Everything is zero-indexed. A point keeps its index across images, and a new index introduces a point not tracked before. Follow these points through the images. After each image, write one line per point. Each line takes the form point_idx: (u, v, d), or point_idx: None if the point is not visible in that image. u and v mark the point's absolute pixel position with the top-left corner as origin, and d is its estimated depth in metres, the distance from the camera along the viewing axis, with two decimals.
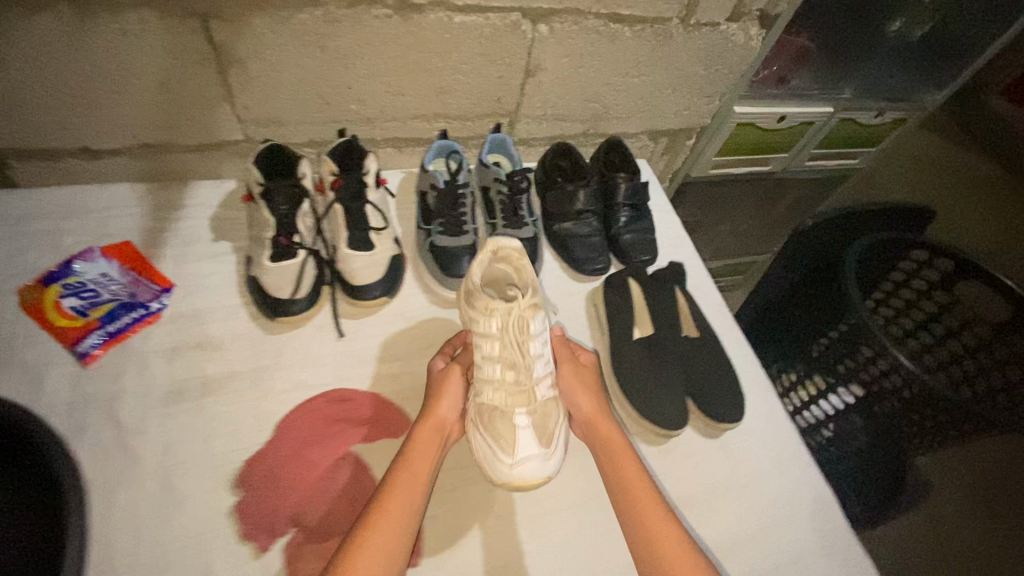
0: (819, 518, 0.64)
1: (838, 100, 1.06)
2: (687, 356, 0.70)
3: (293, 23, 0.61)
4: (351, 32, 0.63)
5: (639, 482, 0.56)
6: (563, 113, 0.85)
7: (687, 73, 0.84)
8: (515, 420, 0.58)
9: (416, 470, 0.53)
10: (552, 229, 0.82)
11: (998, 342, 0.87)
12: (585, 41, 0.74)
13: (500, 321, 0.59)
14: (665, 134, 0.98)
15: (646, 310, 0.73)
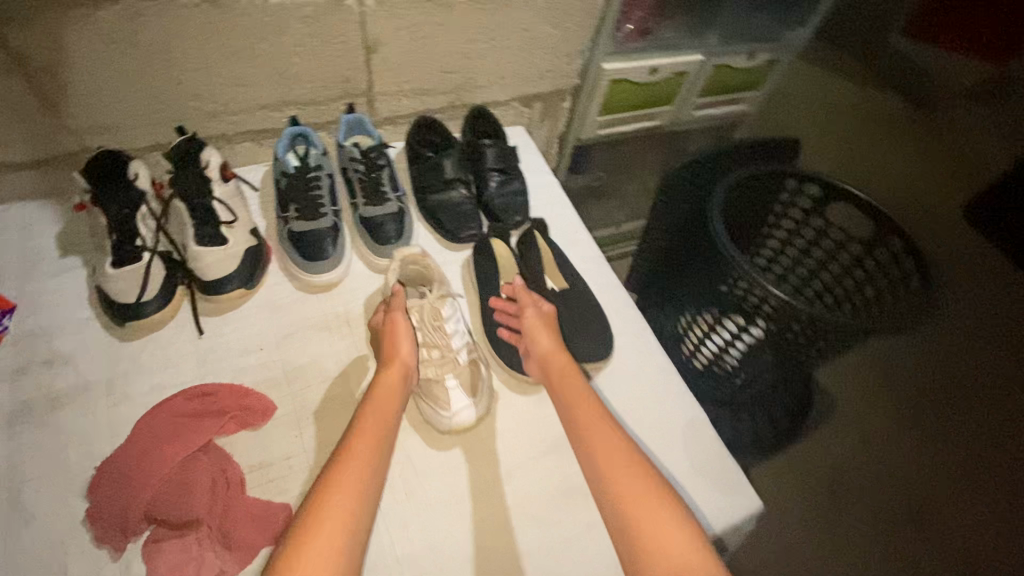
0: (691, 441, 0.67)
1: (705, 48, 1.09)
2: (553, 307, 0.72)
3: (97, 23, 0.60)
4: (162, 25, 0.63)
5: (599, 419, 0.57)
6: (421, 87, 0.85)
7: (538, 34, 0.86)
8: (446, 383, 0.60)
9: (368, 441, 0.52)
10: (423, 202, 0.82)
11: (867, 255, 0.92)
12: (421, 11, 0.74)
13: (419, 316, 0.63)
14: (538, 99, 1.00)
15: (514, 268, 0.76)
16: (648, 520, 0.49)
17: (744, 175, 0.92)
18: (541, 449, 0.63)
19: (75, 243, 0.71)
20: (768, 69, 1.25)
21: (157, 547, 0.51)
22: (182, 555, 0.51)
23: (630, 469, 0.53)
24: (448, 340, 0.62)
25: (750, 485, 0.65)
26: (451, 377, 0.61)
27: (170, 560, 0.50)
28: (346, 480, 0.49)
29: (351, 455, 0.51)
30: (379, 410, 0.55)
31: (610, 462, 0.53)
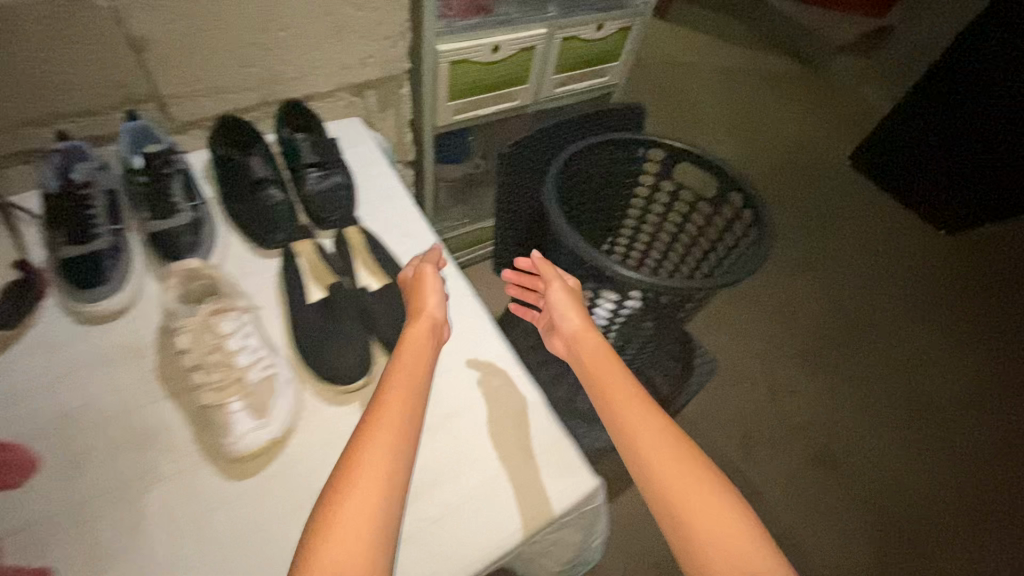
0: (521, 426, 0.64)
1: (546, 21, 1.07)
2: (369, 306, 0.66)
3: None
4: None
5: (623, 389, 0.62)
6: (219, 85, 0.78)
7: (343, 19, 0.81)
8: (229, 407, 0.55)
9: (401, 399, 0.52)
10: (231, 209, 0.75)
11: (715, 213, 0.92)
12: (190, 3, 0.68)
13: (191, 335, 0.56)
14: (369, 88, 0.94)
15: (325, 268, 0.69)
16: (677, 479, 0.54)
17: (584, 147, 0.89)
18: None
19: None
20: (623, 38, 1.24)
21: None
22: None
23: (663, 432, 0.57)
24: (230, 359, 0.57)
25: (585, 460, 0.63)
26: (234, 401, 0.55)
27: None
28: (380, 441, 0.48)
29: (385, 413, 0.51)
30: (408, 365, 0.56)
31: (641, 432, 0.57)
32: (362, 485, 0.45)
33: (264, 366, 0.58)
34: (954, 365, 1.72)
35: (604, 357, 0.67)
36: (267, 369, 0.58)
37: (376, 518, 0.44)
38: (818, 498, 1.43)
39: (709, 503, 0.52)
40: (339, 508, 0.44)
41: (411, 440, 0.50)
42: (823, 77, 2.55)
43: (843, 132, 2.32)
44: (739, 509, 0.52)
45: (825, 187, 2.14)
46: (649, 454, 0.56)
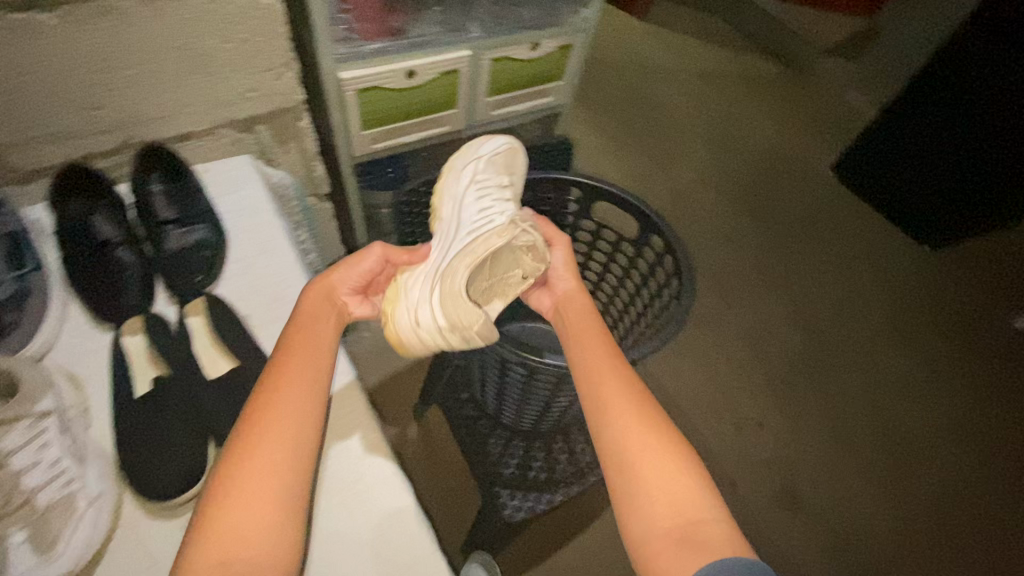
0: (385, 527, 0.59)
1: (469, 42, 0.97)
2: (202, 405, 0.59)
3: None
4: None
5: (598, 353, 0.64)
6: (63, 130, 0.69)
7: (210, 50, 0.71)
8: (10, 539, 0.47)
9: (308, 359, 0.56)
10: (75, 270, 0.65)
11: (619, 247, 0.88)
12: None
13: None
14: (261, 124, 0.85)
15: (155, 356, 0.62)
16: (629, 427, 0.57)
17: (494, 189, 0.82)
18: None
19: None
20: (563, 55, 1.13)
21: None
22: None
23: (625, 388, 0.60)
24: None
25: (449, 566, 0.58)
26: (19, 530, 0.47)
27: None
28: (285, 411, 0.51)
29: (292, 365, 0.55)
30: (306, 318, 0.60)
31: (605, 383, 0.60)
32: (258, 462, 0.48)
33: (97, 474, 0.54)
34: (932, 391, 1.60)
35: (584, 315, 0.69)
36: (102, 480, 0.54)
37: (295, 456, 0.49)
38: (778, 547, 1.33)
39: (660, 456, 0.54)
40: (236, 491, 0.46)
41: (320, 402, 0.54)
42: (809, 78, 2.32)
43: (829, 140, 2.15)
44: (696, 467, 0.55)
45: (804, 197, 2.00)
46: (617, 430, 0.57)
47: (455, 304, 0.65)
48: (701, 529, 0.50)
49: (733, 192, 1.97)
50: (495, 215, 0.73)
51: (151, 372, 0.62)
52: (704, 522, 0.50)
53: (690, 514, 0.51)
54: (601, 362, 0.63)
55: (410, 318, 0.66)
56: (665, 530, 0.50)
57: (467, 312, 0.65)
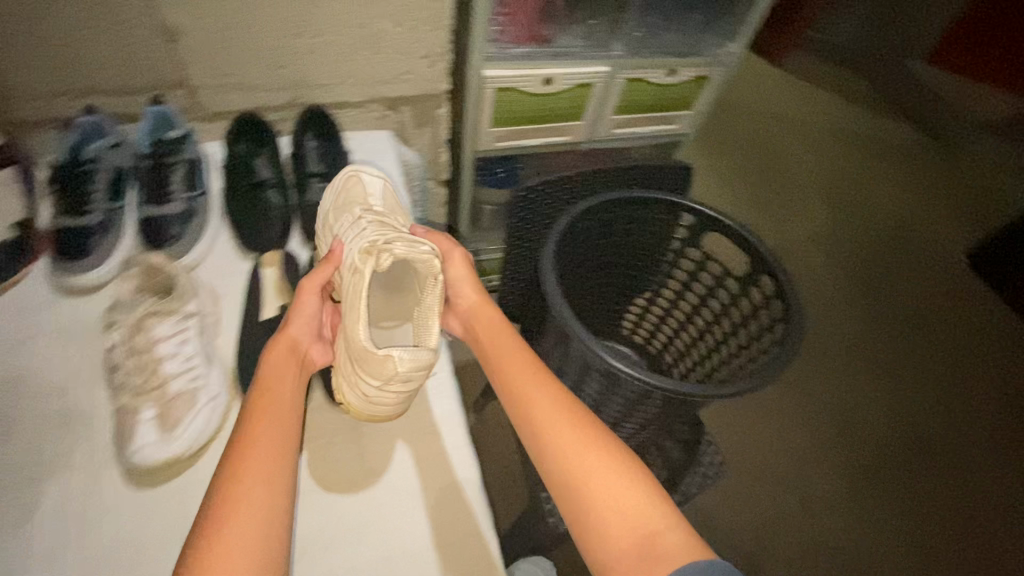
0: (446, 497, 0.59)
1: (611, 60, 1.00)
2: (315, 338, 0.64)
3: None
4: None
5: (522, 369, 0.60)
6: (248, 82, 0.79)
7: (379, 31, 0.78)
8: (142, 414, 0.54)
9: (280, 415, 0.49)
10: (233, 201, 0.74)
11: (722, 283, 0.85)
12: None
13: (127, 334, 0.57)
14: (406, 104, 0.92)
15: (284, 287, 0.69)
16: (568, 443, 0.53)
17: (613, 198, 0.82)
18: None
19: None
20: (697, 86, 1.14)
21: None
22: None
23: (547, 397, 0.57)
24: (155, 366, 0.55)
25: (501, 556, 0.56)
26: (149, 408, 0.54)
27: None
28: (250, 499, 0.42)
29: (262, 423, 0.48)
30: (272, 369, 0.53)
31: (534, 402, 0.56)
32: (233, 535, 0.40)
33: (219, 378, 0.59)
34: None
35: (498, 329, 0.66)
36: (222, 385, 0.59)
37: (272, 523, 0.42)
38: None
39: (610, 470, 0.50)
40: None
41: (287, 493, 0.44)
42: (952, 151, 2.13)
43: (968, 223, 1.95)
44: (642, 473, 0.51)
45: (933, 277, 1.80)
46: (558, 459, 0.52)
47: (364, 362, 0.54)
48: (663, 538, 0.45)
49: (840, 254, 1.80)
50: (363, 236, 0.62)
51: (279, 301, 0.69)
52: (662, 533, 0.46)
53: (643, 520, 0.47)
54: (521, 376, 0.59)
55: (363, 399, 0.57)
56: (623, 547, 0.46)
57: (379, 363, 0.54)
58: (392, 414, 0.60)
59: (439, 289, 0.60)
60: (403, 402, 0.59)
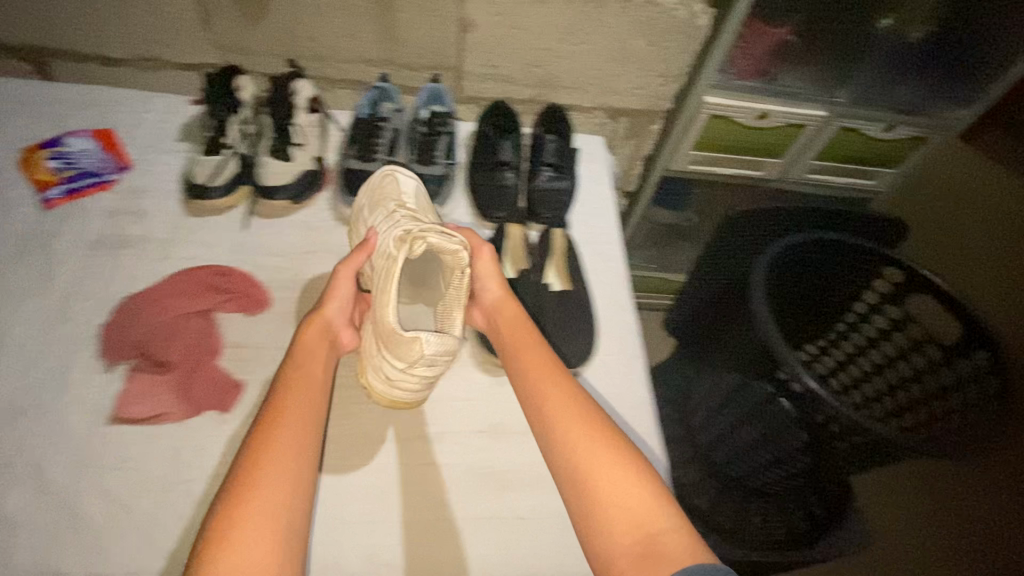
0: None
1: (833, 106, 0.99)
2: (542, 302, 0.71)
3: None
4: None
5: (540, 366, 0.60)
6: (505, 75, 0.89)
7: (631, 45, 0.85)
8: None
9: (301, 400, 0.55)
10: (477, 175, 0.86)
11: (920, 349, 0.82)
12: None
13: None
14: (625, 116, 0.99)
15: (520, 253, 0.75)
16: (583, 446, 0.52)
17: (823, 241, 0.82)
18: (471, 430, 0.68)
19: (188, 130, 0.86)
20: (910, 145, 1.10)
21: (137, 378, 0.62)
22: (149, 400, 0.61)
23: (567, 396, 0.56)
24: None
25: None
26: None
27: (142, 392, 0.61)
28: (270, 465, 0.48)
29: (286, 398, 0.54)
30: (305, 352, 0.60)
31: (550, 398, 0.56)
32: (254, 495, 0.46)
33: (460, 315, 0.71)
34: None
35: (518, 323, 0.65)
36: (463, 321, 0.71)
37: (287, 477, 0.48)
38: None
39: (607, 467, 0.50)
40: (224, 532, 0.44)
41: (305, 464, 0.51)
42: None
43: None
44: (650, 476, 0.50)
45: None
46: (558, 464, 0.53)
47: (392, 343, 0.58)
48: (656, 538, 0.45)
49: None
50: (396, 226, 0.64)
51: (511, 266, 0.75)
52: (664, 533, 0.45)
53: (647, 525, 0.46)
54: (541, 374, 0.59)
55: (382, 379, 0.62)
56: (624, 548, 0.45)
57: (405, 346, 0.57)
58: (415, 398, 0.64)
59: (466, 281, 0.62)
60: (422, 388, 0.63)
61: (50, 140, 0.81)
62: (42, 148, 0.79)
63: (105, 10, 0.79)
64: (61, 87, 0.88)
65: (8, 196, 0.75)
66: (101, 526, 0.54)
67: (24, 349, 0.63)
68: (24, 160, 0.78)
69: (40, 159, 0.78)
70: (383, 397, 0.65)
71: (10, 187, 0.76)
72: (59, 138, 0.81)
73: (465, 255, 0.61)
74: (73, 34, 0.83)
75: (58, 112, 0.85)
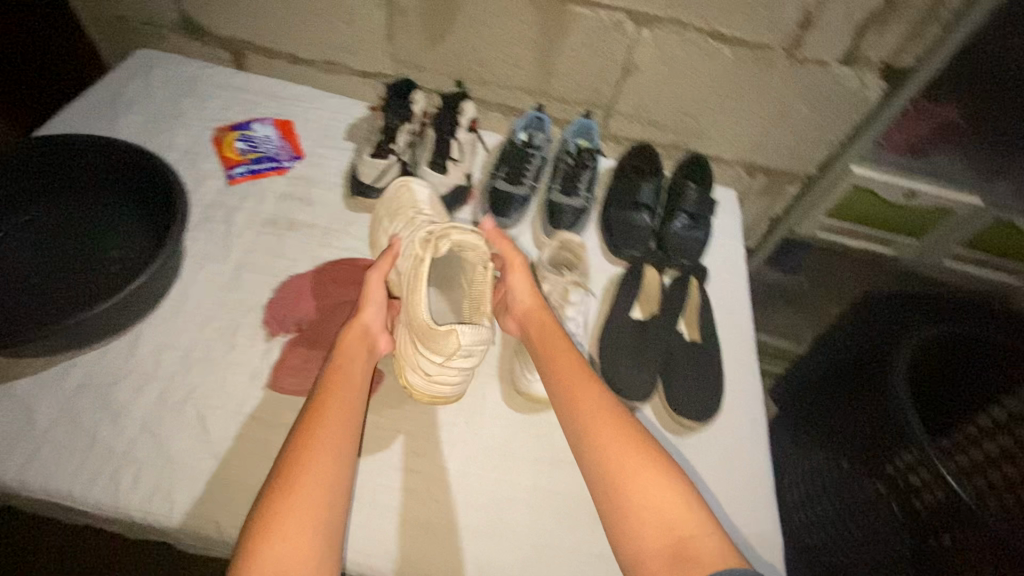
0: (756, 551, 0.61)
1: (989, 196, 0.91)
2: (674, 347, 0.71)
3: (458, 9, 0.83)
4: (490, 17, 0.83)
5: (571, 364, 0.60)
6: (655, 119, 0.91)
7: (790, 109, 0.85)
8: None
9: (345, 400, 0.56)
10: (612, 212, 0.87)
11: None
12: (677, 34, 0.79)
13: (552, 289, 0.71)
14: (764, 174, 0.98)
15: (655, 296, 0.75)
16: (613, 448, 0.52)
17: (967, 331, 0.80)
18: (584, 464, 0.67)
19: (353, 131, 0.93)
20: None
21: (292, 350, 0.68)
22: (301, 373, 0.67)
23: (599, 399, 0.56)
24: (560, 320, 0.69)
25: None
26: None
27: (296, 364, 0.67)
28: (318, 459, 0.50)
29: (332, 394, 0.55)
30: (345, 351, 0.60)
31: (581, 393, 0.57)
32: (302, 488, 0.48)
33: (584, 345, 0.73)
34: None
35: (547, 322, 0.65)
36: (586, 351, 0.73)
37: (331, 474, 0.50)
38: None
39: (644, 471, 0.51)
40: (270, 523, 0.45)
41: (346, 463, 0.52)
42: None
43: None
44: (686, 486, 0.50)
45: None
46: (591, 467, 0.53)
47: (430, 338, 0.58)
48: (693, 542, 0.46)
49: None
50: (417, 228, 0.65)
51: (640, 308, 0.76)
52: (697, 538, 0.46)
53: (679, 529, 0.47)
54: (577, 373, 0.59)
55: (421, 377, 0.63)
56: (656, 550, 0.46)
57: (440, 340, 0.57)
58: (455, 391, 0.65)
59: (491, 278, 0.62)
60: (464, 378, 0.64)
61: (238, 124, 0.90)
62: (232, 130, 0.88)
63: (309, 18, 0.89)
64: (253, 79, 0.98)
65: (201, 167, 0.84)
66: (248, 482, 0.59)
67: (201, 307, 0.70)
68: (216, 138, 0.88)
69: (230, 139, 0.87)
70: (423, 396, 0.66)
71: (202, 160, 0.85)
72: (246, 123, 0.90)
73: (488, 255, 0.62)
74: (275, 34, 0.93)
75: (248, 99, 0.95)
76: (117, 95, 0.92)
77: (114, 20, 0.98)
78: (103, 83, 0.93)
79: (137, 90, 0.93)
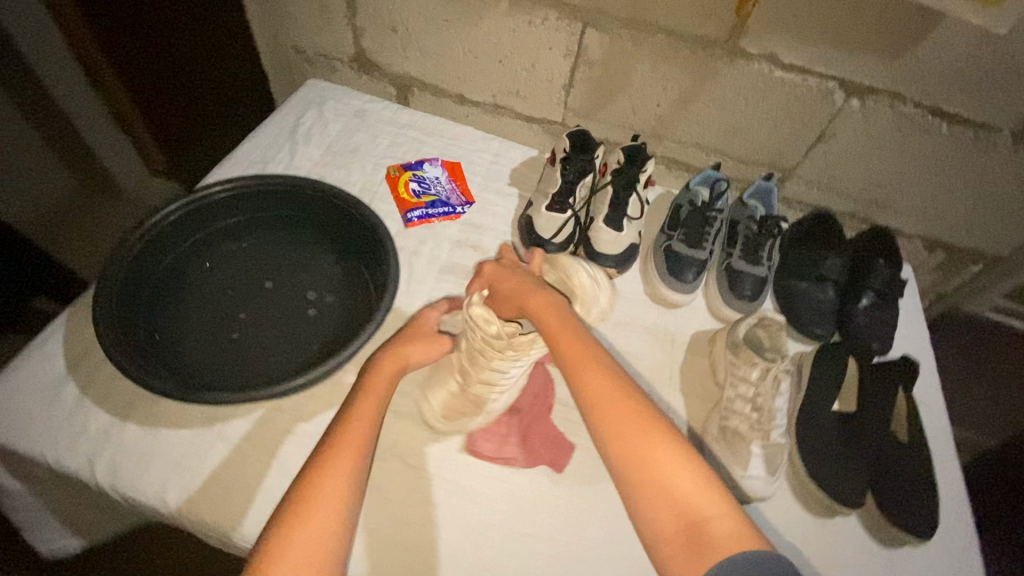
0: None
1: None
2: (885, 449, 0.66)
3: (650, 66, 0.81)
4: (683, 76, 0.80)
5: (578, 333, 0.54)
6: (838, 187, 0.87)
7: (999, 191, 0.79)
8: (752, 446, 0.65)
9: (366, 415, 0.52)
10: (791, 283, 0.83)
11: None
12: (889, 107, 0.75)
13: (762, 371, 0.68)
14: (946, 251, 0.92)
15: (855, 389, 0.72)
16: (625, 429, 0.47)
17: None
18: None
19: (519, 177, 0.93)
20: None
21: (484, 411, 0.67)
22: (494, 439, 0.66)
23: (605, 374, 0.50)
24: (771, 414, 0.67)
25: None
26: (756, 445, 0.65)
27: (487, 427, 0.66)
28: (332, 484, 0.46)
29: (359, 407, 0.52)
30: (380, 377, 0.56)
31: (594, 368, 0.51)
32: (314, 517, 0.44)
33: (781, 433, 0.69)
34: None
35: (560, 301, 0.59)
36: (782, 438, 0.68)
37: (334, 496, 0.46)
38: None
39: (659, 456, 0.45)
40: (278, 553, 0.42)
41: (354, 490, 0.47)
42: None
43: None
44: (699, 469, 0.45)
45: None
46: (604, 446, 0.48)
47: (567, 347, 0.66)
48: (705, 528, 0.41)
49: None
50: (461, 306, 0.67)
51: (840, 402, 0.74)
52: (711, 521, 0.42)
53: (692, 515, 0.42)
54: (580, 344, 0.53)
55: None
56: (670, 534, 0.42)
57: None
58: None
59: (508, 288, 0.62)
60: None
61: (410, 164, 0.91)
62: (405, 170, 0.89)
63: (489, 63, 0.89)
64: (418, 115, 0.99)
65: (379, 207, 0.85)
66: (453, 554, 0.58)
67: None
68: (391, 178, 0.88)
69: (405, 179, 0.88)
70: None
71: (379, 200, 0.86)
72: (418, 163, 0.91)
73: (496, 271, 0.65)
74: (447, 76, 0.94)
75: (414, 136, 0.96)
76: (293, 126, 0.93)
77: (291, 51, 1.00)
78: (280, 114, 0.95)
79: (312, 121, 0.95)
